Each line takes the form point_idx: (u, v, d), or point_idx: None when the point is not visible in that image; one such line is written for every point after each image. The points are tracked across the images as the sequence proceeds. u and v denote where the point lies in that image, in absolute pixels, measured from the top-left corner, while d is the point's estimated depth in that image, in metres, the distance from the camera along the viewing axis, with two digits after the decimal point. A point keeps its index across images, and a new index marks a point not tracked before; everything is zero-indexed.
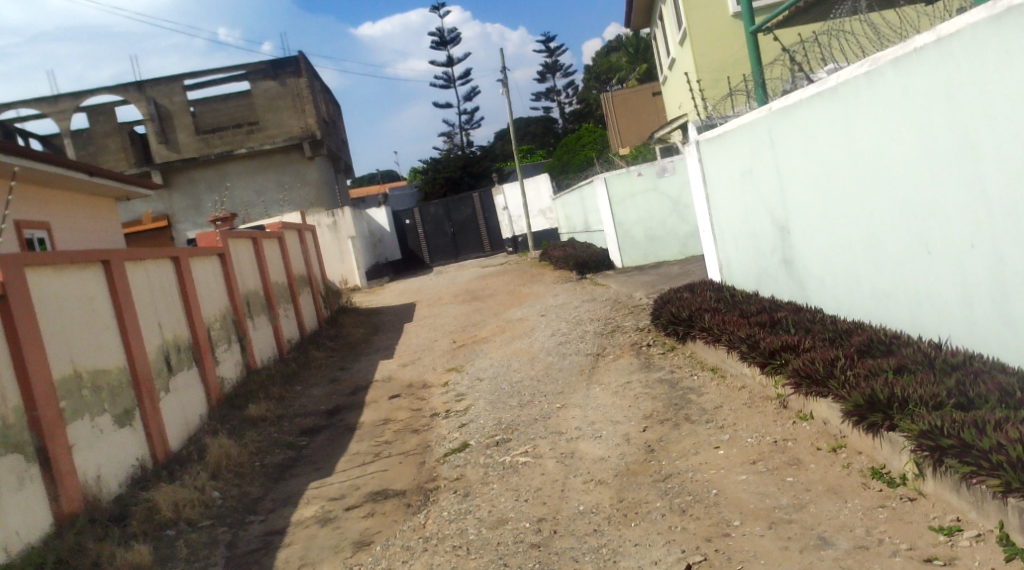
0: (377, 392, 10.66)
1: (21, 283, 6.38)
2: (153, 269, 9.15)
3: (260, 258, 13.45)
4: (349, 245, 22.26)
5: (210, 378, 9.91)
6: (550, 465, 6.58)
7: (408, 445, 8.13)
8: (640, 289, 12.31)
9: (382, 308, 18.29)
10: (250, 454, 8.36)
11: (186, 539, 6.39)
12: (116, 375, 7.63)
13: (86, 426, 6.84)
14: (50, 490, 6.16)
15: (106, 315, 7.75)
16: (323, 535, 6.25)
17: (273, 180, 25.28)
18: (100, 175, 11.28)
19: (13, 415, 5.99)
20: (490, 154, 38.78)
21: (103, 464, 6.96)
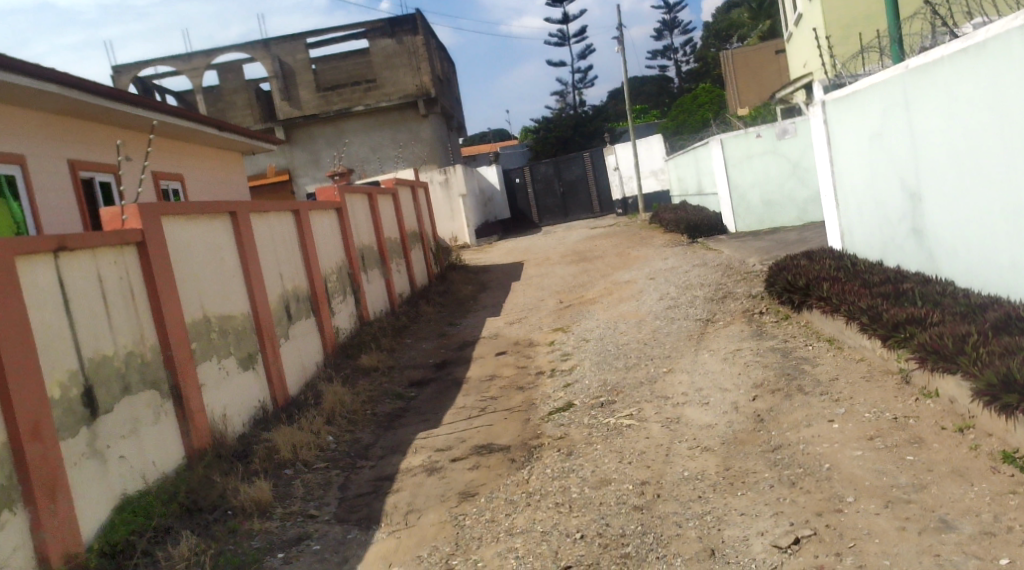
0: (484, 349, 10.85)
1: (158, 231, 6.71)
2: (276, 221, 9.49)
3: (375, 212, 13.76)
4: (460, 203, 22.48)
5: (326, 327, 10.28)
6: (655, 429, 6.57)
7: (513, 402, 8.25)
8: (754, 255, 12.02)
9: (491, 266, 18.49)
10: (362, 402, 8.68)
11: (303, 480, 6.73)
12: (241, 321, 8.00)
13: (214, 367, 7.23)
14: (181, 426, 6.54)
15: (232, 264, 8.10)
16: (430, 484, 6.44)
17: (388, 137, 25.68)
18: (229, 130, 11.70)
19: (150, 354, 6.36)
20: (604, 114, 38.38)
21: (229, 405, 7.35)
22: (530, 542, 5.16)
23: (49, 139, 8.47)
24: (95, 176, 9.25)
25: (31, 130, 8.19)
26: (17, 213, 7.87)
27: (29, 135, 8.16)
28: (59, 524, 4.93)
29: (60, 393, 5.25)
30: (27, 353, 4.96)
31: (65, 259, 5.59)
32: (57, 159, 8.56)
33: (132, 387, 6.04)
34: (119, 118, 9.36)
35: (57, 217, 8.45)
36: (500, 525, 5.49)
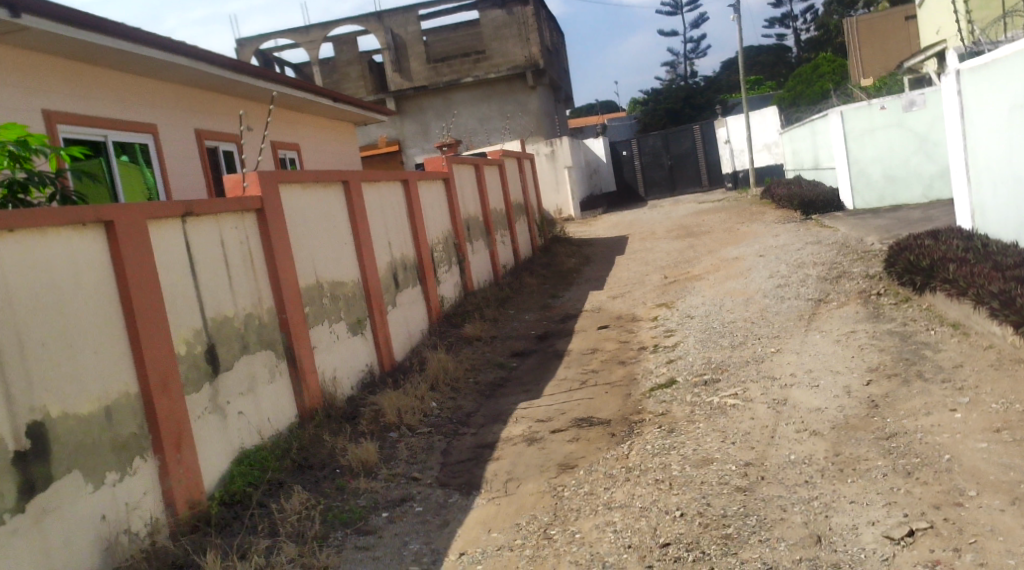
0: (586, 322, 10.82)
1: (275, 198, 6.92)
2: (386, 191, 9.66)
3: (482, 183, 13.84)
4: (565, 175, 22.38)
5: (432, 296, 10.45)
6: (760, 410, 6.42)
7: (615, 375, 8.22)
8: (872, 233, 11.56)
9: (596, 239, 18.39)
10: (465, 370, 8.80)
11: (408, 443, 6.88)
12: (351, 288, 8.19)
13: (325, 331, 7.44)
14: (295, 386, 6.78)
15: (344, 232, 8.30)
16: (530, 454, 6.49)
17: (496, 108, 25.72)
18: (343, 102, 11.93)
19: (267, 317, 6.58)
20: (716, 86, 37.48)
21: (339, 368, 7.57)
22: (628, 517, 5.14)
23: (177, 109, 8.82)
24: (219, 145, 9.60)
25: (160, 100, 8.53)
26: (149, 179, 8.20)
27: (160, 105, 8.52)
28: (184, 472, 5.19)
29: (186, 350, 5.48)
30: (157, 311, 5.20)
31: (191, 223, 5.82)
32: (185, 128, 8.92)
33: (250, 347, 6.27)
34: (240, 90, 9.67)
35: (185, 184, 8.82)
36: (598, 499, 5.48)
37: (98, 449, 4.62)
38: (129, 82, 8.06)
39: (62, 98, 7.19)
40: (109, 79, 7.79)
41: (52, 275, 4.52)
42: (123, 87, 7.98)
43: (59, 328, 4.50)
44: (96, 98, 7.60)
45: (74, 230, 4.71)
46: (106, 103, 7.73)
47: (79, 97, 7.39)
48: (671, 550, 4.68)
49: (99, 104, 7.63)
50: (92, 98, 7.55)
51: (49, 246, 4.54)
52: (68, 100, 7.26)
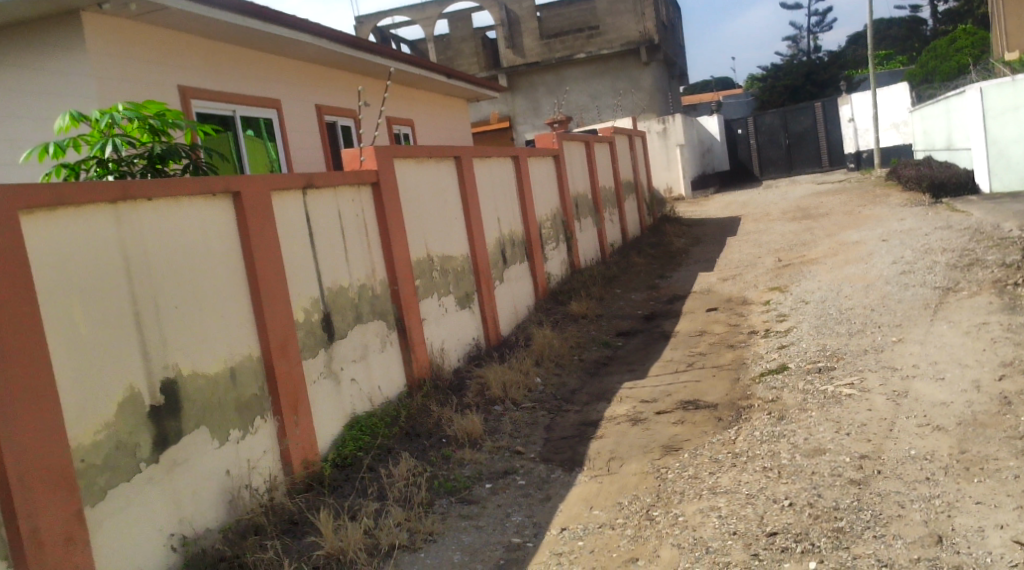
0: (694, 303, 10.62)
1: (390, 172, 7.00)
2: (497, 167, 9.67)
3: (592, 160, 13.71)
4: (677, 153, 21.94)
5: (539, 272, 10.45)
6: (879, 402, 6.15)
7: (723, 359, 8.04)
8: (1010, 219, 10.88)
9: (707, 219, 18.01)
10: (570, 347, 8.77)
11: (511, 417, 6.91)
12: (460, 262, 8.25)
13: (434, 304, 7.52)
14: (404, 356, 6.90)
15: (455, 206, 8.35)
16: (635, 434, 6.40)
17: (608, 85, 25.43)
18: (456, 77, 11.99)
19: (380, 288, 6.70)
20: (841, 61, 36.02)
21: (446, 340, 7.66)
22: (733, 503, 5.01)
23: (299, 84, 9.02)
24: (337, 120, 9.78)
25: (284, 75, 8.74)
26: (272, 152, 8.41)
27: (283, 81, 8.72)
28: (300, 433, 5.35)
29: (304, 317, 5.63)
30: (278, 279, 5.34)
31: (311, 195, 5.95)
32: (306, 103, 9.11)
33: (364, 316, 6.40)
34: (359, 66, 9.82)
35: (306, 158, 9.02)
36: (703, 483, 5.37)
37: (223, 407, 4.79)
38: (255, 58, 8.28)
39: (195, 73, 7.43)
40: (238, 54, 8.02)
41: (185, 242, 4.69)
42: (250, 63, 8.19)
43: (190, 293, 4.67)
44: (225, 74, 7.82)
45: (205, 200, 4.88)
46: (235, 78, 7.96)
47: (210, 72, 7.63)
48: (777, 540, 4.53)
49: (228, 80, 7.86)
50: (222, 73, 7.78)
51: (182, 214, 4.70)
52: (201, 74, 7.50)
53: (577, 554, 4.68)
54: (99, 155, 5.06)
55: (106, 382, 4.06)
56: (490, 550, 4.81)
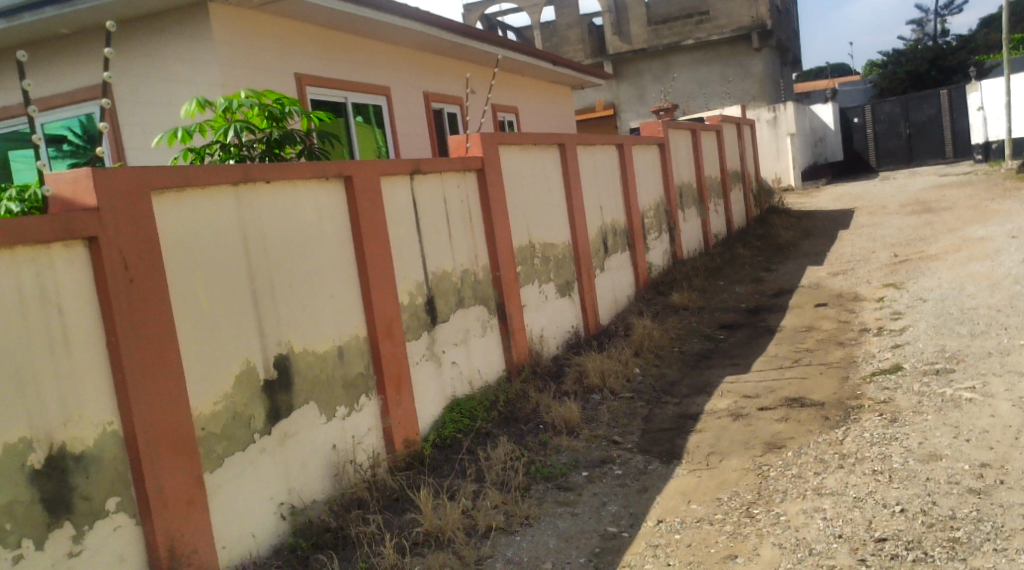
0: (802, 298, 10.36)
1: (495, 158, 7.07)
2: (601, 155, 9.64)
3: (699, 149, 13.50)
4: (787, 143, 21.36)
5: (640, 262, 10.39)
6: (1002, 408, 5.88)
7: (832, 356, 7.83)
8: None
9: (818, 211, 17.50)
10: (670, 338, 8.70)
11: (609, 406, 6.91)
12: (562, 250, 8.27)
13: (535, 291, 7.59)
14: (504, 341, 6.99)
15: (558, 194, 8.37)
16: (736, 429, 6.31)
17: (717, 72, 24.94)
18: (562, 64, 11.97)
19: (482, 273, 6.78)
20: (970, 45, 34.28)
21: (545, 327, 7.71)
22: (840, 506, 4.89)
23: (408, 71, 9.17)
24: (444, 107, 9.91)
25: (394, 62, 8.91)
26: (380, 139, 8.61)
27: (393, 68, 8.89)
28: (403, 413, 5.49)
29: (408, 299, 5.76)
30: (385, 262, 5.49)
31: (419, 180, 6.07)
32: (415, 90, 9.27)
33: (466, 301, 6.50)
34: (466, 54, 9.94)
35: (413, 145, 9.19)
36: (808, 483, 5.26)
37: (330, 385, 4.96)
38: (367, 46, 8.47)
39: (310, 60, 7.66)
40: (350, 42, 8.21)
41: (299, 223, 4.87)
42: (362, 50, 8.38)
43: (302, 273, 4.84)
44: (338, 61, 8.03)
45: (319, 183, 5.05)
46: (348, 66, 8.17)
47: (324, 59, 7.84)
48: (888, 546, 4.40)
49: (341, 67, 8.07)
50: (335, 61, 7.98)
51: (298, 196, 4.88)
52: (316, 61, 7.73)
53: (674, 548, 4.64)
54: (220, 139, 5.32)
55: (226, 356, 4.26)
56: (586, 537, 4.83)
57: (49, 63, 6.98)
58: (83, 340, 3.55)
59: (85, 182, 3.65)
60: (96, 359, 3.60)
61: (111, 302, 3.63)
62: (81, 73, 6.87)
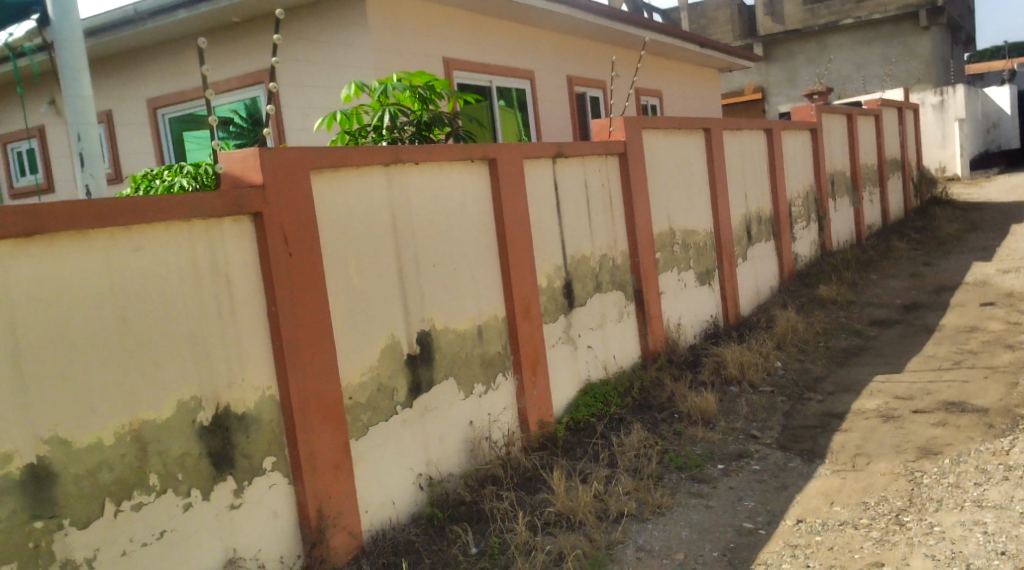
0: (966, 296, 9.80)
1: (638, 143, 7.04)
2: (748, 140, 9.40)
3: (854, 134, 12.93)
4: (955, 129, 20.21)
5: (785, 252, 10.10)
6: None
7: (997, 360, 7.39)
8: None
9: (986, 203, 16.43)
10: (816, 333, 8.43)
11: (749, 399, 6.78)
12: (703, 237, 8.15)
13: (673, 278, 7.52)
14: (641, 328, 6.98)
15: (701, 179, 8.23)
16: (887, 431, 6.07)
17: (877, 53, 23.64)
18: (710, 46, 11.70)
19: (620, 259, 6.78)
20: None
21: (683, 315, 7.65)
22: (1003, 520, 4.63)
23: (552, 54, 9.21)
24: (587, 90, 9.90)
25: (538, 46, 8.97)
26: (523, 123, 8.71)
27: (538, 51, 8.95)
28: (538, 394, 5.59)
29: (547, 283, 5.83)
30: (526, 244, 5.57)
31: (561, 163, 6.12)
32: (558, 73, 9.30)
33: (604, 286, 6.52)
34: (612, 36, 9.87)
35: (555, 128, 9.24)
36: (966, 494, 5.00)
37: (469, 363, 5.09)
38: (513, 30, 8.56)
39: (458, 44, 7.81)
40: (496, 27, 8.31)
41: (445, 204, 5.01)
42: (507, 34, 8.48)
43: (446, 252, 4.98)
44: (484, 45, 8.15)
45: (464, 165, 5.18)
46: (494, 50, 8.29)
47: (471, 44, 7.98)
48: None
49: (486, 50, 8.18)
50: (481, 44, 8.11)
51: (444, 178, 5.02)
52: (463, 45, 7.88)
53: (815, 549, 4.50)
54: (377, 124, 5.46)
55: (374, 329, 4.45)
56: (721, 531, 4.77)
57: (220, 48, 7.42)
58: (246, 309, 3.79)
59: (253, 161, 3.88)
60: (258, 326, 3.84)
61: (272, 275, 3.86)
62: (249, 59, 7.27)
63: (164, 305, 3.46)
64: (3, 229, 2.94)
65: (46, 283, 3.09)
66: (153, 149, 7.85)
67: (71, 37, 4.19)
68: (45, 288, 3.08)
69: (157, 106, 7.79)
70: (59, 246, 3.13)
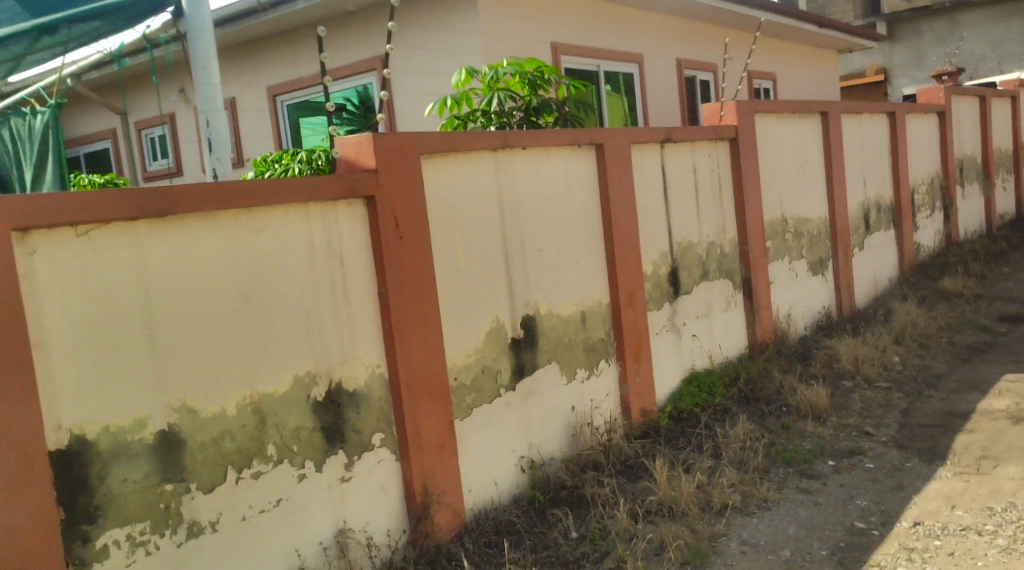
0: None
1: (750, 128, 6.91)
2: (868, 124, 9.08)
3: (986, 118, 12.31)
4: None
5: (907, 243, 9.75)
6: None
7: None
8: None
9: None
10: (939, 327, 8.10)
11: (863, 395, 6.58)
12: (817, 226, 7.95)
13: (784, 267, 7.38)
14: (748, 317, 6.90)
15: (817, 165, 8.01)
16: (1014, 433, 5.78)
17: None
18: (829, 27, 11.33)
19: (728, 247, 6.69)
20: None
21: (794, 306, 7.51)
22: None
23: (663, 38, 9.11)
24: (697, 73, 9.76)
25: (648, 29, 8.90)
26: (629, 108, 8.66)
27: (648, 35, 8.88)
28: (641, 381, 5.60)
29: (652, 270, 5.81)
30: (632, 230, 5.56)
31: (670, 148, 6.07)
32: (668, 57, 9.20)
33: (710, 274, 6.46)
34: (725, 19, 9.69)
35: (665, 112, 9.16)
36: None
37: (572, 348, 5.14)
38: (623, 14, 8.52)
39: (567, 30, 7.83)
40: (606, 11, 8.29)
41: (551, 189, 5.05)
42: (617, 18, 8.44)
43: (551, 238, 5.02)
44: (594, 30, 8.14)
45: (571, 150, 5.21)
46: (604, 34, 8.27)
47: (580, 29, 7.98)
48: None
49: (596, 35, 8.17)
50: (590, 29, 8.10)
51: (551, 163, 5.06)
52: (572, 31, 7.89)
53: (933, 553, 4.29)
54: (485, 108, 5.57)
55: (480, 312, 4.54)
56: (831, 530, 4.62)
57: (336, 37, 7.66)
58: (357, 290, 3.93)
59: (366, 146, 4.00)
60: (369, 307, 3.98)
61: (382, 257, 3.98)
62: (363, 46, 7.48)
63: (281, 284, 3.63)
64: (138, 210, 3.14)
65: (176, 260, 3.28)
66: (273, 135, 8.16)
67: (203, 29, 4.21)
68: (176, 265, 3.28)
69: (277, 94, 8.09)
70: (188, 226, 3.33)
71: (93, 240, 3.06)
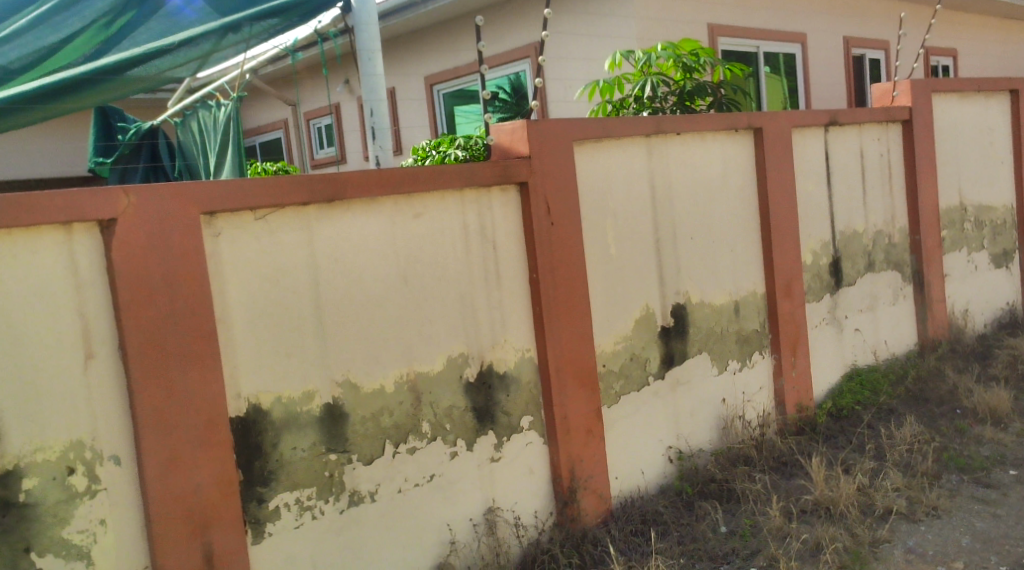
0: None
1: (926, 108, 6.52)
2: None
3: None
4: None
5: None
6: None
7: None
8: None
9: None
10: None
11: None
12: (1001, 214, 7.42)
13: (960, 259, 6.96)
14: (919, 313, 6.56)
15: (1003, 148, 7.47)
16: None
17: None
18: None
19: (897, 237, 6.37)
20: None
21: (971, 301, 7.08)
22: None
23: (830, 16, 8.75)
24: (868, 52, 9.31)
25: (814, 8, 8.57)
26: (790, 89, 8.39)
27: (813, 14, 8.55)
28: (797, 375, 5.46)
29: (812, 259, 5.62)
30: (791, 218, 5.40)
31: (834, 132, 5.83)
32: (836, 36, 8.83)
33: (876, 265, 6.19)
34: None
35: (831, 94, 8.80)
36: None
37: (724, 339, 5.07)
38: None
39: (728, 11, 7.67)
40: None
41: (706, 175, 4.99)
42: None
43: (705, 225, 4.96)
44: (755, 10, 7.93)
45: (728, 135, 5.11)
46: (766, 14, 8.03)
47: (741, 9, 7.79)
48: None
49: (758, 15, 7.95)
50: (752, 10, 7.89)
51: (706, 149, 4.99)
52: (733, 12, 7.71)
53: None
54: (637, 95, 5.55)
55: (630, 300, 4.56)
56: (1010, 544, 4.27)
57: (494, 24, 7.81)
58: (509, 275, 4.03)
59: (521, 134, 4.08)
60: (520, 292, 4.08)
61: (534, 243, 4.06)
62: (521, 33, 7.58)
63: (437, 268, 3.77)
64: (309, 195, 3.35)
65: (343, 243, 3.48)
66: (429, 122, 8.48)
67: (368, 21, 4.39)
68: (342, 247, 3.48)
69: (434, 83, 8.36)
70: (354, 212, 3.52)
71: (270, 223, 3.29)
